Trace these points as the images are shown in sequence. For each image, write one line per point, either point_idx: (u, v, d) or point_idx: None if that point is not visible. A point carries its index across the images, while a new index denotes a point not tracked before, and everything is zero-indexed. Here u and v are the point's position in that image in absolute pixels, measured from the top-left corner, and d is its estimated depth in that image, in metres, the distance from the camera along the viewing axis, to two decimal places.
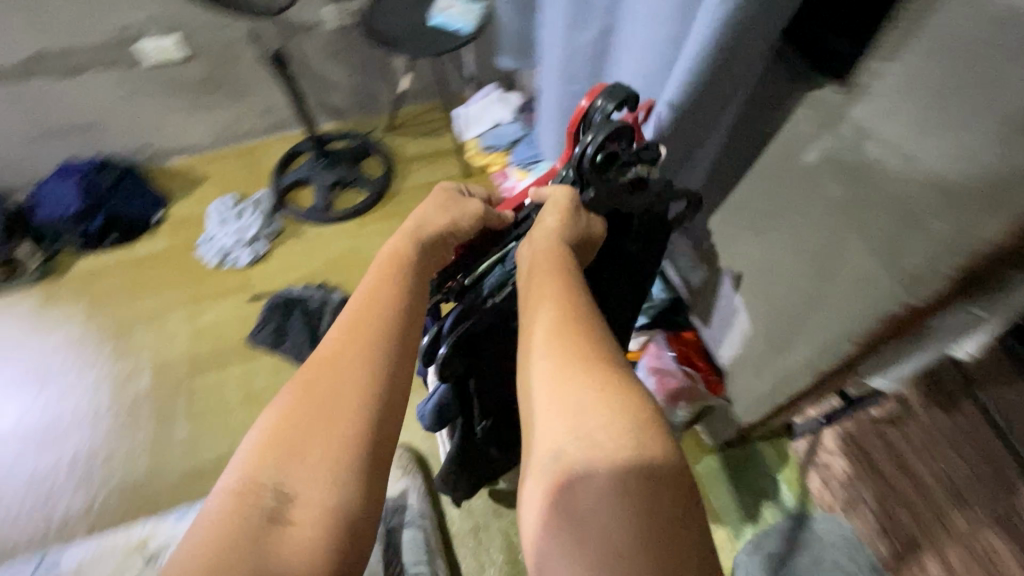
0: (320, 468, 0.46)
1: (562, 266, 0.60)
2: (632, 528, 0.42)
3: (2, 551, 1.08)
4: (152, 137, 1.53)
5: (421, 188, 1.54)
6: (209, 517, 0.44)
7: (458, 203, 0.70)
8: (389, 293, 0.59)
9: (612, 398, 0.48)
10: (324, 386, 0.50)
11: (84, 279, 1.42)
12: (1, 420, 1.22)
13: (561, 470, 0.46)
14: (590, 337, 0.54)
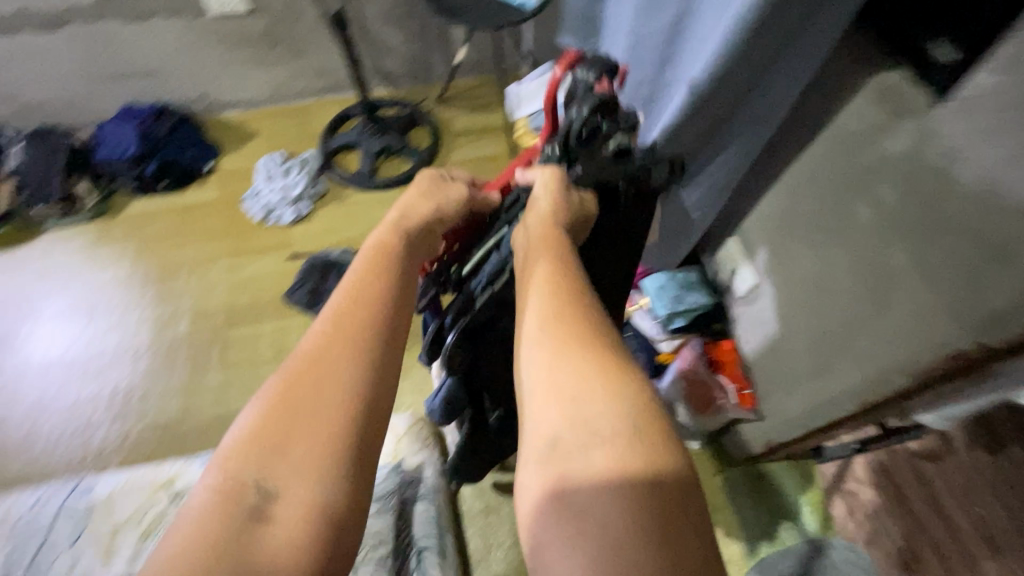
0: (304, 462, 0.44)
1: (560, 251, 0.58)
2: (632, 518, 0.38)
3: (41, 470, 1.14)
4: (209, 88, 1.56)
5: (466, 163, 1.53)
6: (186, 518, 0.42)
7: (443, 191, 0.71)
8: (379, 280, 0.58)
9: (611, 382, 0.46)
10: (307, 377, 0.48)
11: (135, 222, 1.47)
12: (49, 348, 1.28)
13: (558, 458, 0.43)
14: (590, 322, 0.51)
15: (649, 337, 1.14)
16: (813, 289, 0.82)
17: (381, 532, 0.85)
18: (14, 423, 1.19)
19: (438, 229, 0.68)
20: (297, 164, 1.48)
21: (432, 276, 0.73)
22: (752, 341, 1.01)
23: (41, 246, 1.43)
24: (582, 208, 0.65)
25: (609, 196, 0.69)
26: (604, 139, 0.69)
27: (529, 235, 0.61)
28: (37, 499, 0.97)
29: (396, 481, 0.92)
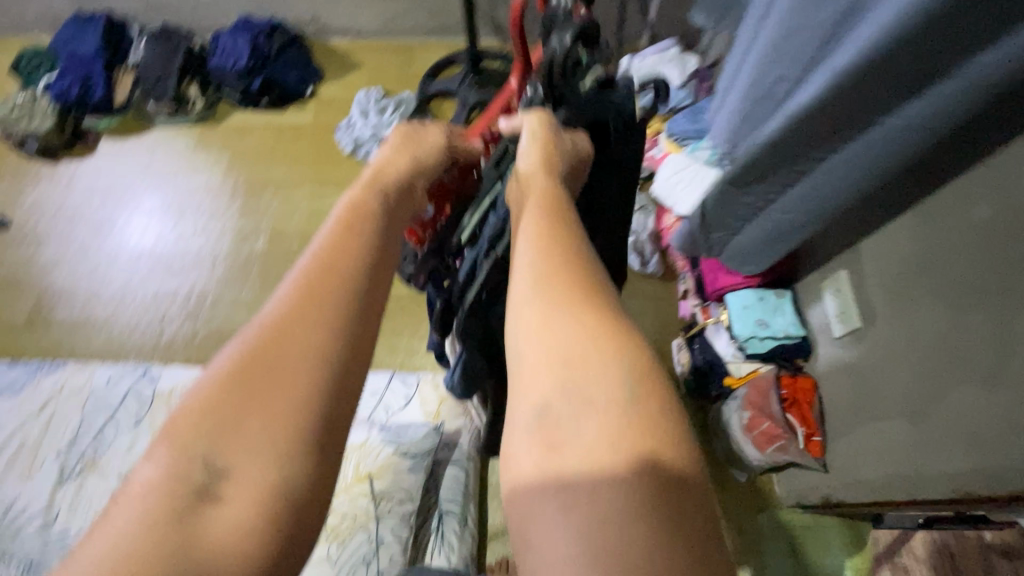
0: (255, 439, 0.42)
1: (558, 205, 0.51)
2: (631, 497, 0.34)
3: (118, 350, 1.23)
4: (324, 13, 1.55)
5: None
6: (130, 500, 0.40)
7: (425, 148, 0.65)
8: (356, 239, 0.53)
9: (605, 344, 0.41)
10: (264, 345, 0.45)
11: (234, 133, 1.51)
12: (141, 238, 1.36)
13: (547, 426, 0.39)
14: (588, 282, 0.45)
15: (720, 354, 1.06)
16: (921, 348, 0.72)
17: (410, 488, 0.83)
18: (101, 301, 1.28)
19: (418, 182, 0.63)
20: (392, 103, 1.47)
21: (432, 247, 0.65)
22: (837, 385, 0.93)
23: (148, 141, 1.50)
24: (576, 151, 0.56)
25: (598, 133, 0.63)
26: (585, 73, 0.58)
27: (524, 176, 0.54)
28: (109, 377, 1.05)
29: (433, 442, 0.89)
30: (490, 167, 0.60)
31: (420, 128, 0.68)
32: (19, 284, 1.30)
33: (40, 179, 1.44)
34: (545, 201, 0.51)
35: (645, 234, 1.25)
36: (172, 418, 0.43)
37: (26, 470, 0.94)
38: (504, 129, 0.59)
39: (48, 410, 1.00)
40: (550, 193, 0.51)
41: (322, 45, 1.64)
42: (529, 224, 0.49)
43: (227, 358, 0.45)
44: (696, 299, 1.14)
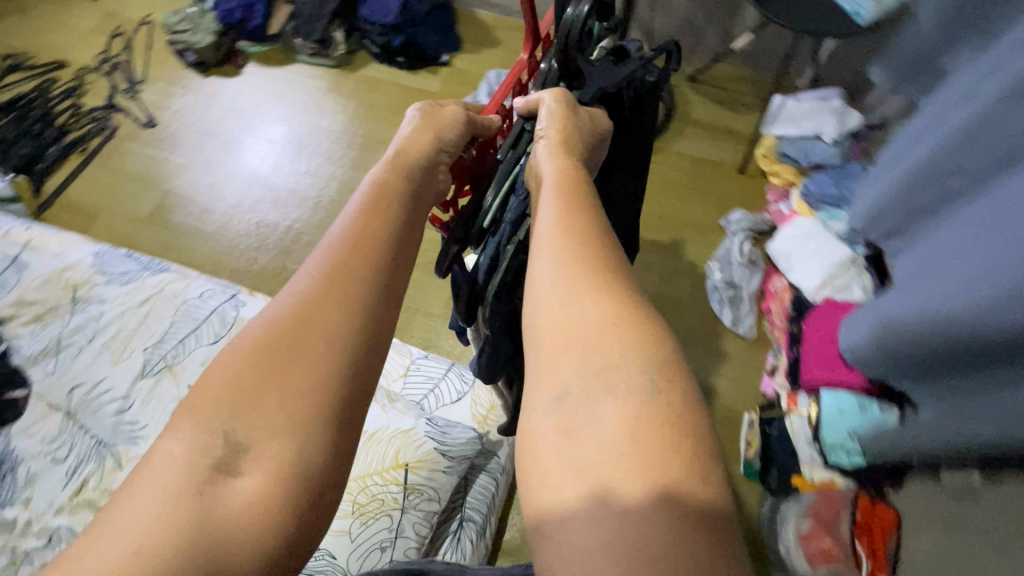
0: (274, 414, 0.46)
1: (579, 187, 0.50)
2: (658, 493, 0.33)
3: (216, 265, 1.31)
4: None
5: (685, 158, 1.38)
6: (156, 470, 0.44)
7: (441, 125, 0.62)
8: (379, 226, 0.55)
9: (621, 330, 0.40)
10: (286, 328, 0.49)
11: (366, 83, 1.55)
12: (258, 166, 1.44)
13: (562, 412, 0.37)
14: (605, 269, 0.44)
15: (798, 449, 0.97)
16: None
17: (440, 488, 0.82)
18: (211, 216, 1.37)
19: (441, 161, 0.61)
20: None
21: (451, 236, 0.56)
22: (932, 533, 0.79)
23: (288, 74, 1.57)
24: (594, 125, 0.59)
25: (614, 106, 0.69)
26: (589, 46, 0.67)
27: (548, 154, 0.53)
28: (202, 292, 1.13)
29: (476, 450, 0.88)
30: (507, 147, 0.58)
31: (431, 109, 0.66)
32: (149, 181, 1.41)
33: (188, 88, 1.55)
34: (560, 182, 0.50)
35: (746, 292, 1.18)
36: (195, 392, 0.47)
37: (117, 355, 1.04)
38: (518, 106, 0.58)
39: (147, 304, 1.10)
40: (568, 176, 0.50)
41: (469, 15, 1.63)
42: (545, 207, 0.48)
43: (250, 335, 0.50)
44: (785, 381, 1.06)
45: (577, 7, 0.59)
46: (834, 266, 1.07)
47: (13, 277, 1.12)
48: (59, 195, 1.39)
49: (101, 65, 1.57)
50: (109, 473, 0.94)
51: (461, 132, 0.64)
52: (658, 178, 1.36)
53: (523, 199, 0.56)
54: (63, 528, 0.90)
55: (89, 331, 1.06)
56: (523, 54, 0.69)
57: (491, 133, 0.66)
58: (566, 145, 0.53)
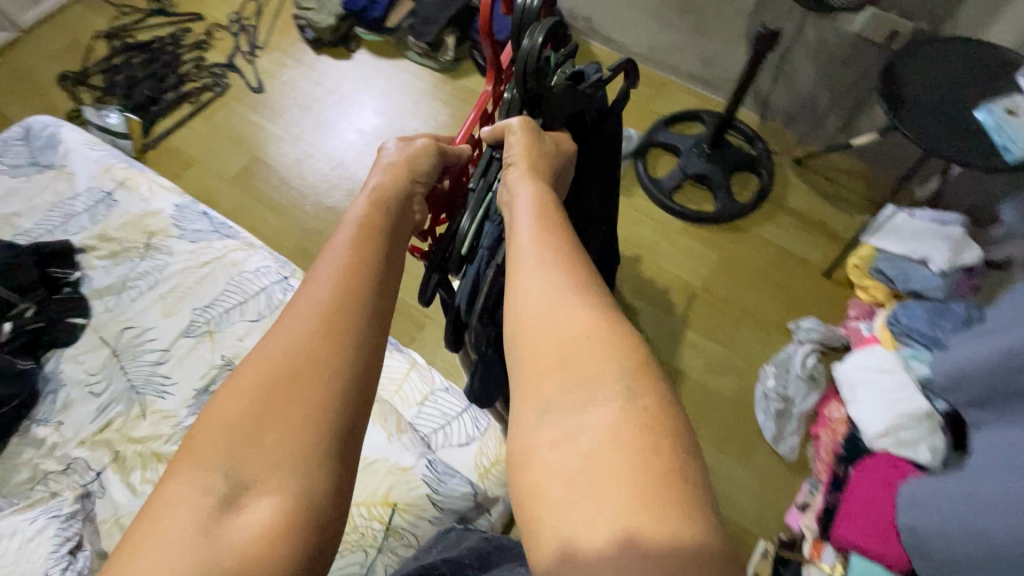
0: (276, 447, 0.46)
1: (558, 210, 0.58)
2: (638, 479, 0.37)
3: (282, 239, 1.36)
4: (599, 20, 1.50)
5: (768, 245, 1.28)
6: (163, 520, 0.43)
7: (416, 159, 0.68)
8: (373, 246, 0.57)
9: (590, 338, 0.46)
10: (282, 367, 0.48)
11: (465, 93, 1.55)
12: (344, 151, 1.48)
13: (551, 426, 0.42)
14: (583, 280, 0.50)
15: None
16: None
17: (421, 538, 0.81)
18: (288, 192, 1.42)
19: (416, 191, 0.66)
20: None
21: (432, 265, 0.67)
22: None
23: (394, 68, 1.61)
24: (558, 150, 0.65)
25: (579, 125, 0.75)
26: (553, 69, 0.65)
27: (520, 180, 0.59)
28: (258, 268, 1.16)
29: (467, 505, 0.85)
30: (478, 174, 0.67)
31: (406, 143, 0.70)
32: (243, 144, 1.48)
33: (300, 63, 1.61)
34: (538, 199, 0.57)
35: (798, 409, 1.09)
36: (197, 433, 0.47)
37: (169, 307, 1.10)
38: (484, 137, 0.66)
39: (207, 268, 1.14)
40: (546, 198, 0.58)
41: (583, 45, 1.58)
42: (529, 226, 0.55)
43: (252, 371, 0.49)
44: (813, 523, 0.96)
45: (531, 38, 0.60)
46: (902, 416, 0.94)
47: (103, 212, 1.21)
48: (164, 138, 1.49)
49: (231, 25, 1.67)
50: (133, 420, 1.00)
51: (434, 164, 0.69)
52: (734, 259, 1.27)
53: (497, 224, 0.65)
54: (81, 460, 0.97)
55: (150, 280, 1.13)
56: (487, 87, 0.76)
57: (461, 162, 0.73)
58: (535, 165, 0.61)
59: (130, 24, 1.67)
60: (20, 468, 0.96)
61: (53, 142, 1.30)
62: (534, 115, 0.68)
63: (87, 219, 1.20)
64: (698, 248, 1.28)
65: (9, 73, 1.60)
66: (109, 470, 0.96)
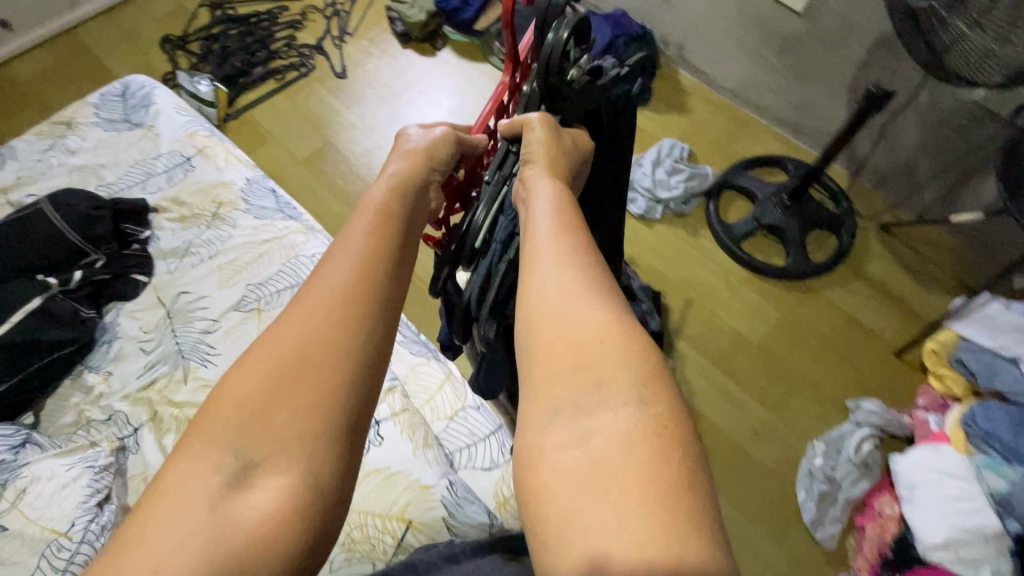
0: (283, 429, 0.49)
1: (574, 214, 0.62)
2: (647, 486, 0.40)
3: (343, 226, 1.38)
4: (693, 49, 1.44)
5: (837, 312, 1.20)
6: (177, 495, 0.46)
7: (435, 148, 0.73)
8: (387, 238, 0.62)
9: (608, 345, 0.49)
10: (295, 358, 0.52)
11: None
12: None
13: (562, 425, 0.46)
14: (602, 287, 0.54)
15: None
16: None
17: None
18: (354, 180, 1.44)
19: (433, 180, 0.72)
20: (686, 172, 1.32)
21: (444, 256, 0.71)
22: None
23: (476, 71, 1.60)
24: (576, 148, 0.70)
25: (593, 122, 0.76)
26: (573, 62, 0.65)
27: (541, 178, 0.64)
28: (314, 254, 1.17)
29: (482, 530, 0.83)
30: (494, 168, 0.71)
31: (427, 130, 0.76)
32: (319, 127, 1.51)
33: (384, 53, 1.62)
34: (557, 203, 0.62)
35: (843, 495, 1.01)
36: (208, 416, 0.50)
37: (225, 279, 1.13)
38: (501, 133, 0.70)
39: (266, 246, 1.17)
40: (563, 201, 0.62)
41: (671, 72, 1.52)
42: (549, 229, 0.59)
43: (260, 357, 0.52)
44: None
45: (556, 33, 0.60)
46: (967, 532, 0.86)
47: (180, 176, 1.26)
48: (245, 110, 1.53)
49: (325, 8, 1.70)
50: (175, 383, 1.03)
51: (452, 153, 0.74)
52: (797, 320, 1.20)
53: (510, 219, 0.70)
54: (121, 414, 1.00)
55: (212, 248, 1.16)
56: (504, 78, 0.76)
57: (478, 153, 0.78)
58: (556, 163, 0.65)
59: None
60: (66, 410, 1.01)
61: (146, 102, 1.36)
62: (553, 111, 0.70)
63: (164, 179, 1.25)
64: (760, 304, 1.21)
65: (119, 31, 1.70)
66: (145, 428, 0.99)
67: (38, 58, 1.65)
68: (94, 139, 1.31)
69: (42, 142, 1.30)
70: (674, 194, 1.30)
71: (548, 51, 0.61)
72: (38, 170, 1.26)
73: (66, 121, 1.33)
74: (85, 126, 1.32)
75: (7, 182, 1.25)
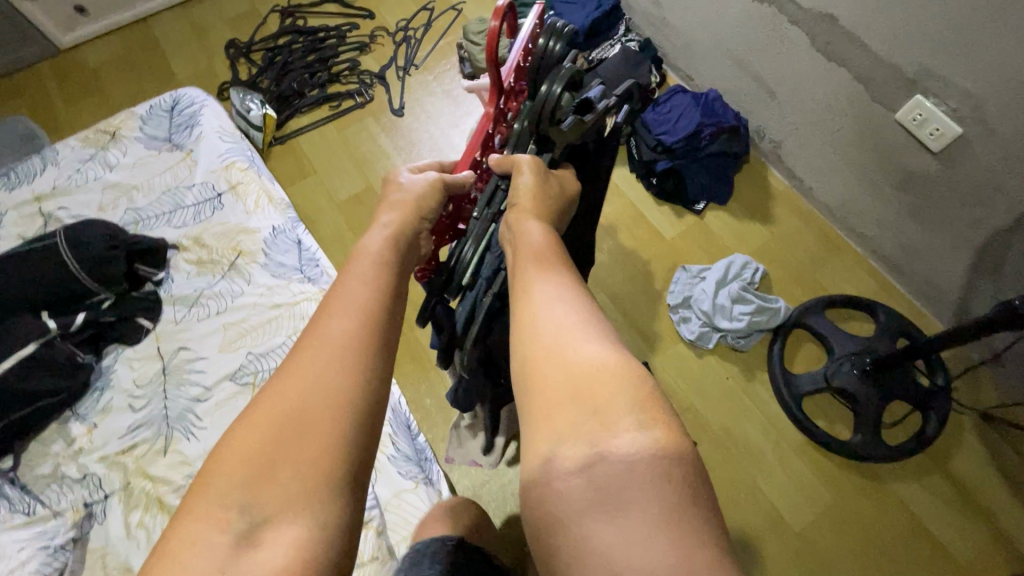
0: (291, 483, 0.42)
1: (561, 249, 0.61)
2: (653, 512, 0.37)
3: None
4: (792, 150, 1.24)
5: (901, 511, 1.01)
6: (183, 559, 0.39)
7: (423, 197, 0.67)
8: (385, 275, 0.58)
9: (606, 371, 0.44)
10: (286, 416, 0.44)
11: None
12: None
13: (564, 461, 0.41)
14: (595, 321, 0.50)
15: None
16: None
17: None
18: None
19: (422, 230, 0.67)
20: (754, 304, 1.13)
21: (433, 288, 0.74)
22: None
23: None
24: (563, 190, 0.70)
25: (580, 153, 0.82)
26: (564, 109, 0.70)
27: (527, 222, 0.62)
28: None
29: None
30: (483, 205, 0.72)
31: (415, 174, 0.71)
32: (364, 167, 1.41)
33: (447, 94, 1.50)
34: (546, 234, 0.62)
35: None
36: (208, 472, 0.43)
37: (228, 342, 1.06)
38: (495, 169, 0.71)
39: (276, 311, 1.09)
40: (553, 234, 0.62)
41: (761, 169, 1.32)
42: (542, 260, 0.58)
43: (262, 410, 0.45)
44: None
45: (549, 86, 0.68)
46: None
47: (207, 213, 1.20)
48: (293, 136, 1.46)
49: (396, 32, 1.59)
50: (153, 454, 0.97)
51: (439, 197, 0.69)
52: (849, 510, 1.02)
53: (497, 255, 0.72)
54: (95, 476, 0.95)
55: (221, 304, 1.10)
56: (487, 109, 0.76)
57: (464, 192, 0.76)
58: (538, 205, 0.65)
59: (307, 5, 1.66)
60: (44, 460, 0.97)
61: (191, 122, 1.31)
62: (542, 148, 0.75)
63: (190, 215, 1.20)
64: (810, 483, 1.04)
65: (189, 28, 1.65)
66: (115, 497, 0.94)
67: (108, 46, 1.63)
68: (134, 155, 1.27)
69: (85, 150, 1.27)
70: (735, 326, 1.12)
71: (540, 101, 0.68)
72: (75, 182, 1.23)
73: (111, 132, 1.29)
74: (128, 140, 1.28)
75: (42, 190, 1.22)
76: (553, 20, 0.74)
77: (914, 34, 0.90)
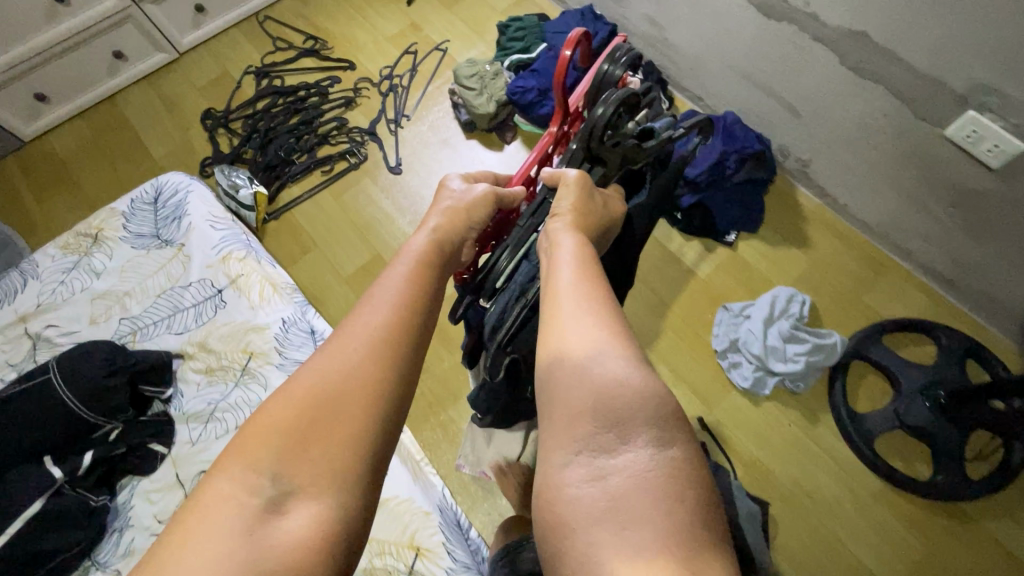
0: (324, 459, 0.40)
1: (593, 258, 0.55)
2: (662, 520, 0.32)
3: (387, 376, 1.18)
4: (822, 168, 1.17)
5: (994, 547, 0.95)
6: (209, 516, 0.37)
7: (476, 207, 0.74)
8: (428, 272, 0.59)
9: (630, 386, 0.39)
10: (323, 394, 0.43)
11: None
12: None
13: (580, 465, 0.37)
14: (623, 328, 0.44)
15: None
16: None
17: None
18: None
19: (467, 237, 0.71)
20: (809, 343, 1.05)
21: (470, 288, 0.79)
22: None
23: None
24: (606, 210, 0.72)
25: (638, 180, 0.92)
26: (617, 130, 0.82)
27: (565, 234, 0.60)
28: None
29: None
30: (528, 215, 0.75)
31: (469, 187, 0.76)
32: (367, 234, 1.32)
33: (445, 142, 1.41)
34: (581, 243, 0.57)
35: None
36: (246, 430, 0.42)
37: None
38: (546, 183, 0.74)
39: None
40: (587, 245, 0.57)
41: (788, 187, 1.25)
42: (572, 270, 0.52)
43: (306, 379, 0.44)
44: None
45: (603, 107, 0.80)
46: None
47: (209, 313, 1.11)
48: (287, 209, 1.36)
49: (382, 81, 1.50)
50: None
51: (488, 208, 0.75)
52: (939, 555, 0.95)
53: (533, 263, 0.76)
54: None
55: (239, 417, 1.01)
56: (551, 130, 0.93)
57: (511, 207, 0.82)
58: (579, 223, 0.65)
59: (281, 63, 1.56)
60: None
61: (178, 212, 1.21)
62: (594, 165, 0.84)
63: (192, 317, 1.11)
64: (895, 534, 0.97)
65: (160, 101, 1.55)
66: None
67: (77, 131, 1.53)
68: (122, 257, 1.17)
69: (66, 258, 1.17)
70: (792, 369, 1.05)
71: (596, 122, 0.79)
72: (61, 295, 1.13)
73: (92, 234, 1.19)
74: (112, 241, 1.19)
75: (26, 308, 1.11)
76: (613, 49, 0.96)
77: (959, 48, 0.83)
